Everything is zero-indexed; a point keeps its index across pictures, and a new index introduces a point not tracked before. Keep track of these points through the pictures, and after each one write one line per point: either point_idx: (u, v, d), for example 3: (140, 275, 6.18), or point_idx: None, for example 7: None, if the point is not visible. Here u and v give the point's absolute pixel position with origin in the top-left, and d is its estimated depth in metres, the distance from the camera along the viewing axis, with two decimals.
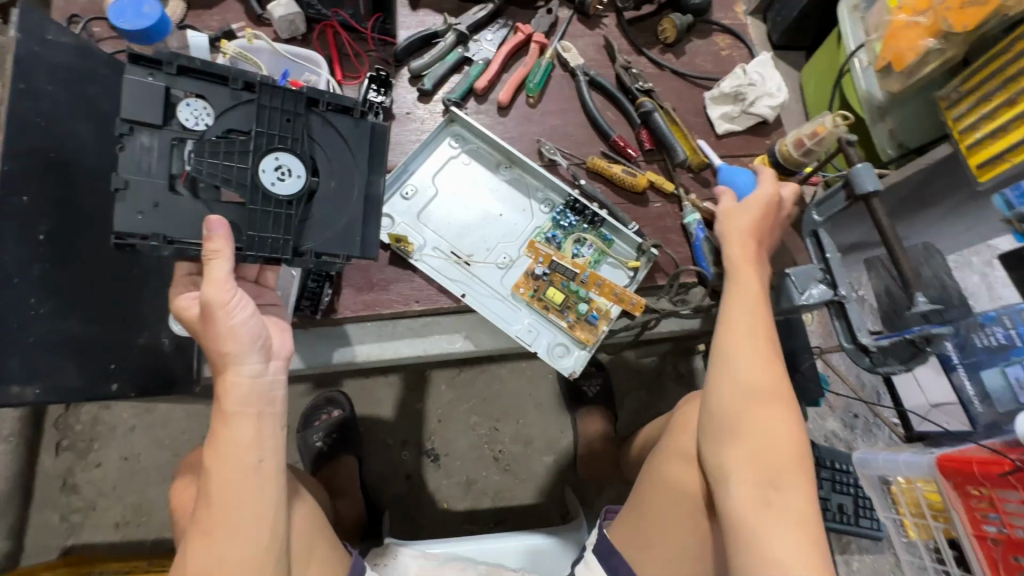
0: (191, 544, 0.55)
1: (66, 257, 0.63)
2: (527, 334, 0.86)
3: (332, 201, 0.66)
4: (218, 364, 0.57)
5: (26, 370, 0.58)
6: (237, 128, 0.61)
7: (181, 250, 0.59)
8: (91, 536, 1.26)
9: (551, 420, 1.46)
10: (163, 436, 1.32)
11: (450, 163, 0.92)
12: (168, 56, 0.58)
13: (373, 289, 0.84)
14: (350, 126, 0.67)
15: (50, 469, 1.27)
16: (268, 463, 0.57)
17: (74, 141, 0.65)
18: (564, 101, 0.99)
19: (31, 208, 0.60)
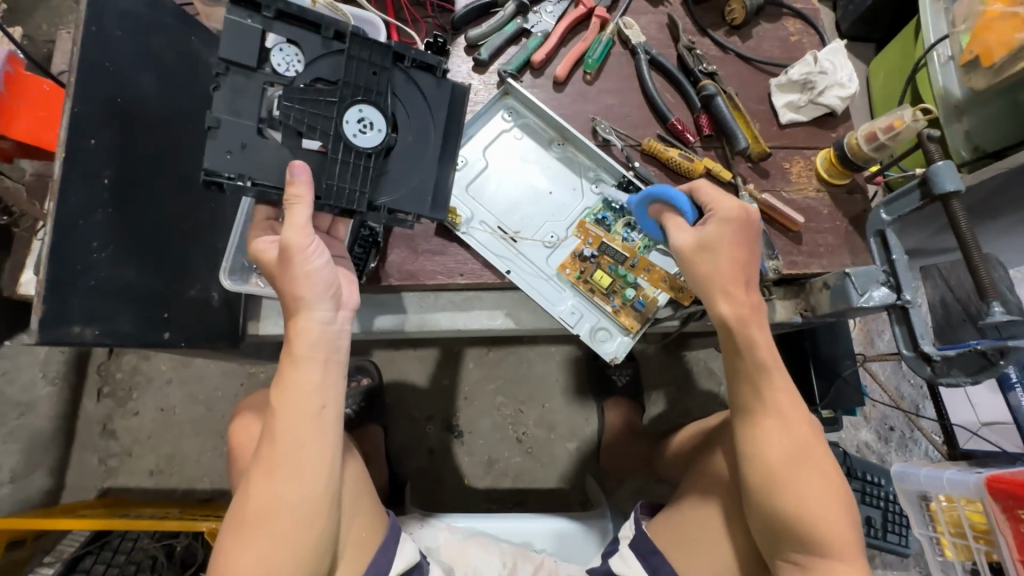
0: (256, 474, 0.59)
1: (127, 204, 0.64)
2: (570, 316, 0.85)
3: (409, 157, 0.68)
4: (290, 308, 0.60)
5: (86, 312, 0.59)
6: (325, 78, 0.63)
7: (263, 192, 0.62)
8: (127, 481, 1.30)
9: (577, 407, 1.45)
10: (198, 391, 1.36)
11: (502, 136, 0.90)
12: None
13: (417, 259, 0.83)
14: (431, 86, 0.68)
15: (92, 414, 1.32)
16: (330, 408, 0.61)
17: (138, 88, 0.66)
18: (623, 80, 0.96)
19: (99, 152, 0.61)
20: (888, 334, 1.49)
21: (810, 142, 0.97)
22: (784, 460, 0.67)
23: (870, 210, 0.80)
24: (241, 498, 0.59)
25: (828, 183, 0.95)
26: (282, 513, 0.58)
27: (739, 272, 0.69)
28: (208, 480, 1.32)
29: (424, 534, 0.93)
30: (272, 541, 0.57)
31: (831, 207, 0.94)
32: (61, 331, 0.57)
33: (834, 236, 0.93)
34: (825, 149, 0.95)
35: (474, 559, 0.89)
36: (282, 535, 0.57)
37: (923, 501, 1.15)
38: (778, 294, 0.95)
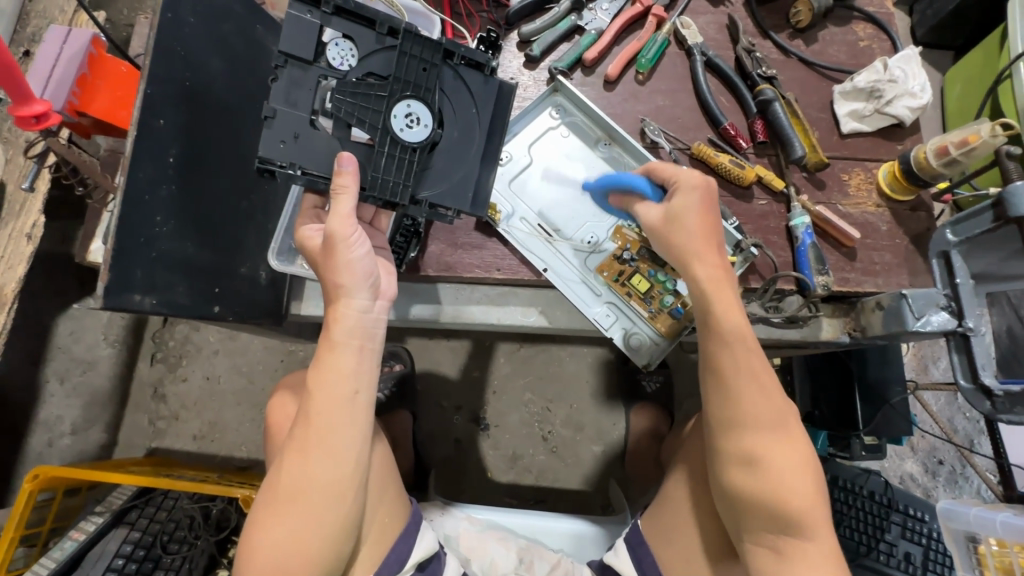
0: (290, 453, 0.61)
1: (191, 183, 0.68)
2: (605, 319, 0.84)
3: (451, 153, 0.69)
4: (332, 294, 0.62)
5: (147, 281, 0.63)
6: (376, 73, 0.64)
7: (312, 181, 0.64)
8: (172, 443, 1.38)
9: (606, 411, 1.44)
10: (242, 364, 1.43)
11: (549, 134, 0.90)
12: None
13: (455, 251, 0.84)
14: (479, 83, 0.68)
15: (145, 376, 1.41)
16: (362, 395, 0.62)
17: (205, 72, 0.69)
18: (675, 81, 0.93)
19: (166, 132, 0.64)
20: (945, 362, 1.40)
21: (873, 154, 0.92)
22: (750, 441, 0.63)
23: (935, 228, 0.77)
24: (274, 473, 0.62)
25: (890, 199, 0.90)
26: (315, 491, 0.60)
27: (705, 237, 0.68)
28: (245, 450, 1.38)
29: (444, 521, 0.95)
30: (304, 515, 0.60)
31: (891, 223, 0.89)
32: (124, 298, 0.61)
33: (892, 254, 0.88)
34: (889, 162, 0.90)
35: (492, 551, 0.90)
36: (315, 512, 0.60)
37: (971, 542, 1.02)
38: (825, 312, 0.90)
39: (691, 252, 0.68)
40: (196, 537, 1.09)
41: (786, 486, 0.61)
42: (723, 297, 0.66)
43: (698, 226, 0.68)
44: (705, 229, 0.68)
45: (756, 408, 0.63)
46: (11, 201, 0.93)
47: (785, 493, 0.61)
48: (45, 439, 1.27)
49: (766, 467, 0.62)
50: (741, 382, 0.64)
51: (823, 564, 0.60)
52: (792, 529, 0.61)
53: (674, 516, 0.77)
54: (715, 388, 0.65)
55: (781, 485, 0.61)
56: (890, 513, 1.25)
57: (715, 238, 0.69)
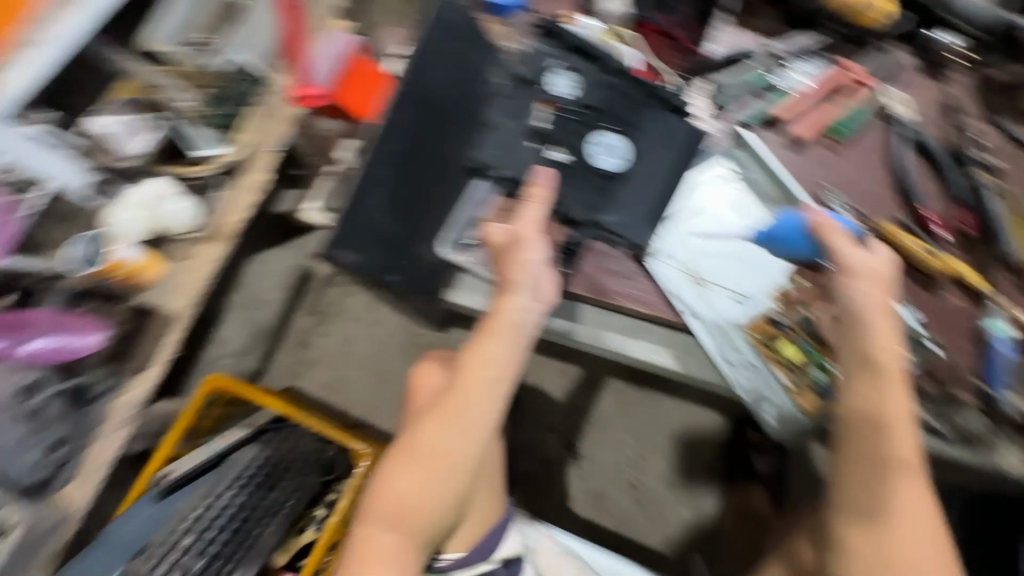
0: (430, 417, 0.68)
1: (404, 170, 0.79)
2: (742, 377, 0.83)
3: (637, 183, 0.80)
4: (501, 288, 0.69)
5: (354, 245, 0.75)
6: (590, 104, 0.74)
7: (514, 186, 0.78)
8: (305, 386, 1.58)
9: (701, 476, 1.38)
10: (376, 333, 1.60)
11: (720, 183, 0.88)
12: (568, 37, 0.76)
13: (604, 276, 0.85)
14: (675, 129, 0.80)
15: (299, 325, 1.62)
16: (503, 383, 0.68)
17: (437, 80, 0.81)
18: (874, 154, 0.88)
19: (399, 125, 0.76)
20: None
21: None
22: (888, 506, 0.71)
23: None
24: (410, 434, 0.69)
25: None
26: (439, 460, 0.67)
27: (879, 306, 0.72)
28: (362, 409, 1.55)
29: (529, 532, 0.94)
30: (427, 479, 0.66)
31: None
32: None
33: None
34: None
35: None
36: (435, 478, 0.66)
37: None
38: None
39: (870, 310, 0.72)
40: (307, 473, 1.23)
41: (916, 553, 0.70)
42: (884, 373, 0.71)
43: (881, 292, 0.73)
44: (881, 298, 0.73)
45: (898, 481, 0.71)
46: (249, 160, 1.16)
47: (916, 559, 0.70)
48: (214, 354, 1.54)
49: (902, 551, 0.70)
50: (889, 445, 0.71)
51: None
52: None
53: None
54: (869, 438, 0.71)
55: (907, 554, 0.70)
56: None
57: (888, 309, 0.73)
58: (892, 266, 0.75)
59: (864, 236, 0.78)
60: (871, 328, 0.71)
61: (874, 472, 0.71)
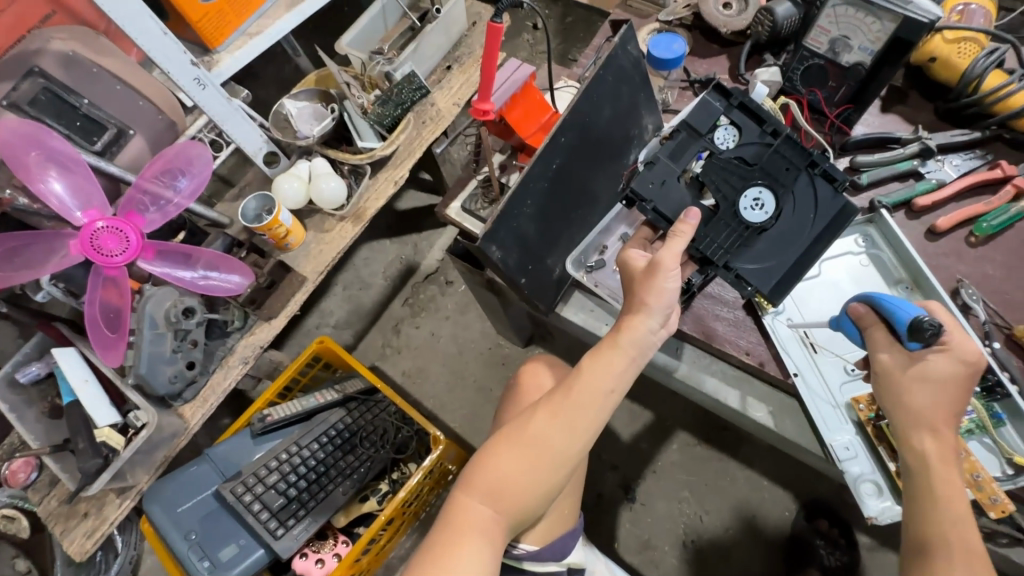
0: (541, 411, 0.73)
1: (558, 187, 0.88)
2: (843, 450, 0.81)
3: (776, 240, 0.76)
4: (633, 306, 0.72)
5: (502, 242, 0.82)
6: (745, 159, 0.76)
7: (656, 218, 0.76)
8: (388, 369, 1.69)
9: (759, 553, 1.32)
10: (462, 336, 1.70)
11: (847, 257, 0.91)
12: (739, 93, 0.76)
13: (712, 320, 0.91)
14: (828, 195, 0.75)
15: (394, 312, 1.76)
16: (616, 395, 0.72)
17: (600, 114, 0.90)
18: (1015, 259, 0.87)
19: (561, 146, 0.85)
20: None
21: None
22: None
23: None
24: (518, 421, 0.74)
25: None
26: (541, 451, 0.71)
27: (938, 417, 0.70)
28: (433, 402, 1.63)
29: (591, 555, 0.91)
30: (527, 466, 0.71)
31: None
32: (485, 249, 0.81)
33: None
34: None
35: None
36: (533, 467, 0.71)
37: None
38: None
39: (920, 419, 0.70)
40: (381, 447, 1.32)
41: None
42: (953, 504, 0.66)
43: (932, 400, 0.70)
44: (941, 407, 0.70)
45: None
46: (396, 159, 1.33)
47: None
48: (316, 321, 1.73)
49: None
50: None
51: None
52: None
53: None
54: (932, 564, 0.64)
55: None
56: None
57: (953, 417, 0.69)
58: (958, 367, 0.69)
59: (927, 323, 0.66)
60: (929, 436, 0.70)
61: None
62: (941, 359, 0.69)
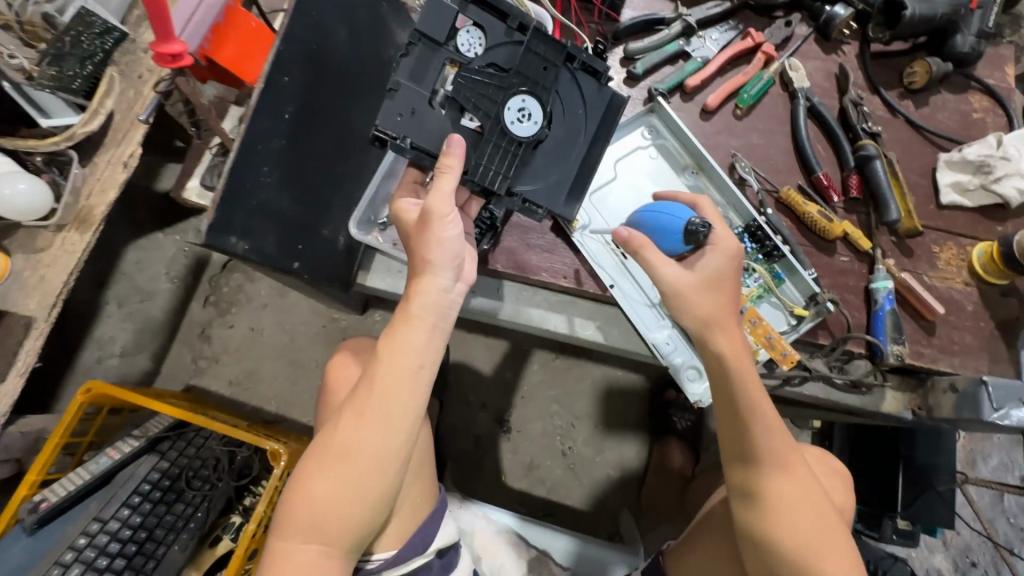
0: (348, 413, 0.64)
1: (301, 142, 0.71)
2: (664, 346, 0.84)
3: (553, 153, 0.74)
4: (419, 268, 0.65)
5: (243, 227, 0.66)
6: (499, 64, 0.70)
7: (419, 155, 0.70)
8: (209, 383, 1.43)
9: (628, 438, 1.41)
10: (288, 321, 1.47)
11: (638, 153, 0.90)
12: None
13: (526, 252, 0.86)
14: (594, 90, 0.73)
15: (195, 316, 1.46)
16: (426, 370, 0.64)
17: (331, 39, 0.72)
18: (774, 122, 0.92)
19: (289, 88, 0.67)
20: (995, 461, 1.30)
21: (969, 230, 0.88)
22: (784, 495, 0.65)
23: None
24: (328, 430, 0.65)
25: (981, 279, 0.86)
26: (357, 457, 0.63)
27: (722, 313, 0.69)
28: (276, 404, 1.42)
29: (461, 514, 0.95)
30: (348, 477, 0.63)
31: (977, 304, 0.85)
32: (222, 241, 0.64)
33: (974, 336, 0.84)
34: (986, 242, 0.86)
35: (503, 557, 0.91)
36: (354, 476, 0.63)
37: None
38: (891, 383, 0.86)
39: (710, 325, 0.69)
40: (218, 479, 1.13)
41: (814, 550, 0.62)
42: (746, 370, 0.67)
43: (714, 303, 0.69)
44: (722, 307, 0.70)
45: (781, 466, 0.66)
46: (117, 131, 0.93)
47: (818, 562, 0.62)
48: (96, 356, 1.33)
49: (777, 518, 0.64)
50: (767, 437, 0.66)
51: None
52: None
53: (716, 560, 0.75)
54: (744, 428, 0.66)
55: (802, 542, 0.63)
56: None
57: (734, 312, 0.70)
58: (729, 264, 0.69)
59: (696, 225, 0.69)
60: (719, 329, 0.68)
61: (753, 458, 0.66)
62: (711, 257, 0.69)
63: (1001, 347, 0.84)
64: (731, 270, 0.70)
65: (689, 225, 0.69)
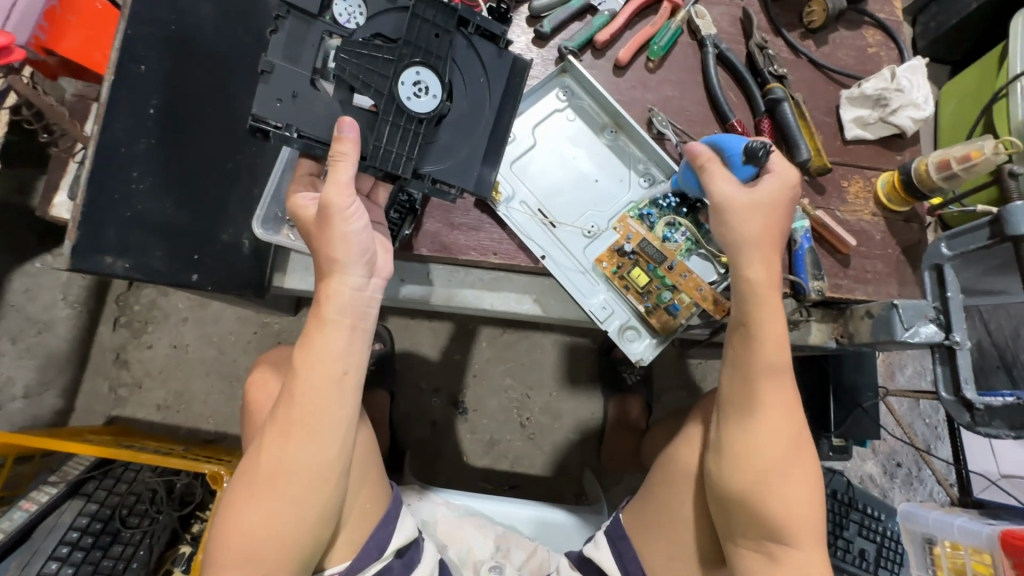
0: (271, 433, 0.60)
1: (174, 140, 0.69)
2: (601, 311, 0.83)
3: (458, 127, 0.70)
4: (327, 268, 0.62)
5: (120, 243, 0.65)
6: (384, 33, 0.65)
7: (308, 144, 0.64)
8: (135, 412, 1.31)
9: (583, 400, 1.43)
10: (214, 333, 1.35)
11: (555, 116, 0.87)
12: None
13: (452, 232, 0.83)
14: (492, 55, 0.70)
15: (106, 341, 1.33)
16: (351, 374, 0.61)
17: (193, 19, 0.68)
18: (686, 73, 0.91)
19: (147, 78, 0.65)
20: (911, 369, 1.42)
21: (873, 162, 0.92)
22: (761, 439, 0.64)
23: (929, 242, 0.78)
24: (252, 455, 0.61)
25: (886, 209, 0.90)
26: (289, 476, 0.59)
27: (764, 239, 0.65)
28: (213, 422, 1.32)
29: (421, 506, 0.94)
30: (283, 498, 0.59)
31: (885, 232, 0.90)
32: (95, 260, 0.63)
33: (884, 263, 0.89)
34: (888, 172, 0.91)
35: (469, 539, 0.90)
36: (290, 497, 0.59)
37: (927, 543, 1.20)
38: (815, 317, 0.91)
39: (749, 245, 0.65)
40: (158, 512, 1.05)
41: (780, 492, 0.63)
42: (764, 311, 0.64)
43: (763, 224, 0.65)
44: (769, 233, 0.66)
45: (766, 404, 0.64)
46: None
47: (779, 502, 0.63)
48: None
49: (748, 459, 0.64)
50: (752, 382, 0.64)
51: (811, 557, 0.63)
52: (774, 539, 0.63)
53: (674, 511, 0.74)
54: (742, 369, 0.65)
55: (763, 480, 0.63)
56: (847, 511, 1.25)
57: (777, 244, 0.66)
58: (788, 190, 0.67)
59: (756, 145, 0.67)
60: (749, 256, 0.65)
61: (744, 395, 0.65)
62: (772, 184, 0.67)
63: (907, 270, 0.89)
64: (785, 201, 0.67)
65: (749, 146, 0.68)
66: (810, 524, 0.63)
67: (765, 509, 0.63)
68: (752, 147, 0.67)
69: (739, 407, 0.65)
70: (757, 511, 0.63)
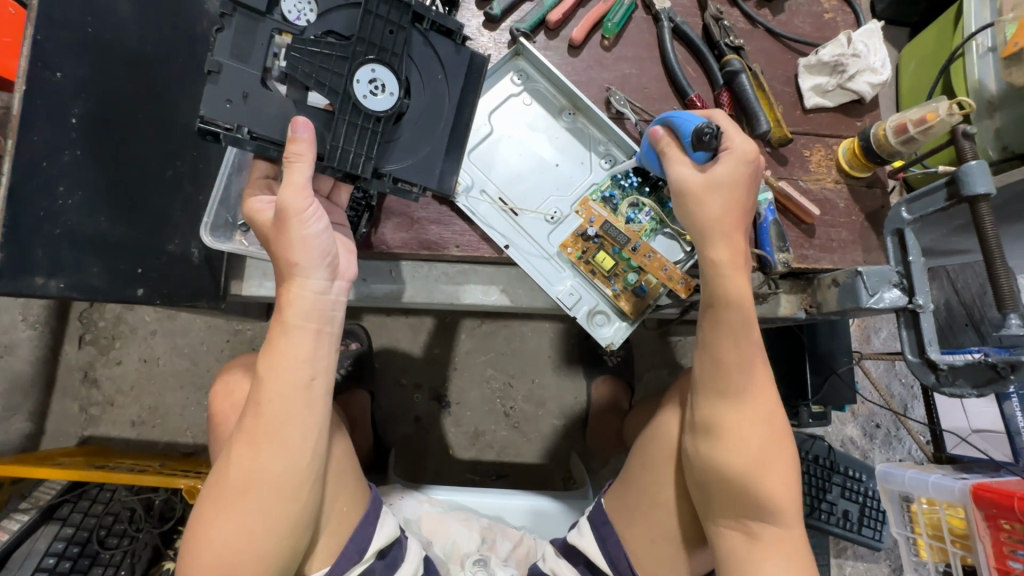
0: (239, 444, 0.58)
1: (100, 151, 0.66)
2: (568, 298, 0.82)
3: (418, 125, 0.69)
4: (286, 273, 0.60)
5: (51, 264, 0.62)
6: (336, 30, 0.63)
7: (262, 146, 0.61)
8: (109, 430, 1.28)
9: (566, 385, 1.43)
10: (184, 344, 1.32)
11: (510, 101, 0.85)
12: None
13: (413, 227, 0.81)
14: (450, 52, 0.68)
15: (73, 360, 1.29)
16: (319, 381, 0.60)
17: (114, 18, 0.67)
18: (642, 48, 0.90)
19: (66, 85, 0.62)
20: (886, 332, 1.44)
21: (833, 130, 0.92)
22: (743, 416, 0.65)
23: (891, 206, 0.77)
24: (220, 468, 0.59)
25: (848, 175, 0.90)
26: (262, 487, 0.58)
27: (731, 219, 0.65)
28: (191, 435, 1.29)
29: (403, 505, 0.93)
30: (254, 510, 0.58)
31: (848, 200, 0.90)
32: (25, 282, 0.60)
33: (848, 231, 0.89)
34: (848, 139, 0.90)
35: (454, 533, 0.89)
36: (261, 508, 0.58)
37: (904, 501, 1.12)
38: (783, 288, 0.91)
39: (713, 227, 0.66)
40: (138, 530, 1.03)
41: (765, 467, 0.64)
42: (737, 283, 0.64)
43: (722, 207, 0.65)
44: (733, 211, 0.66)
45: (744, 380, 0.65)
46: None
47: (765, 476, 0.64)
48: None
49: (728, 443, 0.64)
50: (740, 366, 0.64)
51: (793, 529, 0.64)
52: (760, 515, 0.64)
53: (653, 490, 0.74)
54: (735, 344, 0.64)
55: (748, 456, 0.64)
56: (830, 475, 1.27)
57: (741, 224, 0.66)
58: (746, 171, 0.66)
59: (707, 129, 0.64)
60: (717, 239, 0.65)
61: (727, 375, 0.65)
62: (728, 163, 0.66)
63: (871, 236, 0.89)
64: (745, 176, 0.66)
65: (697, 129, 0.65)
66: (789, 499, 0.64)
67: (750, 485, 0.63)
68: (701, 132, 0.64)
69: (726, 389, 0.65)
70: (744, 488, 0.63)
